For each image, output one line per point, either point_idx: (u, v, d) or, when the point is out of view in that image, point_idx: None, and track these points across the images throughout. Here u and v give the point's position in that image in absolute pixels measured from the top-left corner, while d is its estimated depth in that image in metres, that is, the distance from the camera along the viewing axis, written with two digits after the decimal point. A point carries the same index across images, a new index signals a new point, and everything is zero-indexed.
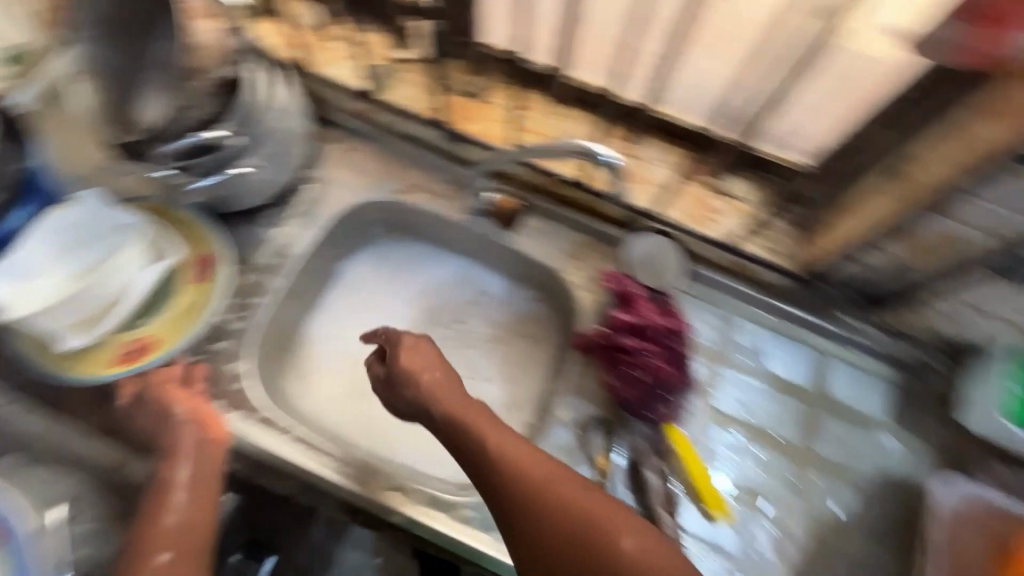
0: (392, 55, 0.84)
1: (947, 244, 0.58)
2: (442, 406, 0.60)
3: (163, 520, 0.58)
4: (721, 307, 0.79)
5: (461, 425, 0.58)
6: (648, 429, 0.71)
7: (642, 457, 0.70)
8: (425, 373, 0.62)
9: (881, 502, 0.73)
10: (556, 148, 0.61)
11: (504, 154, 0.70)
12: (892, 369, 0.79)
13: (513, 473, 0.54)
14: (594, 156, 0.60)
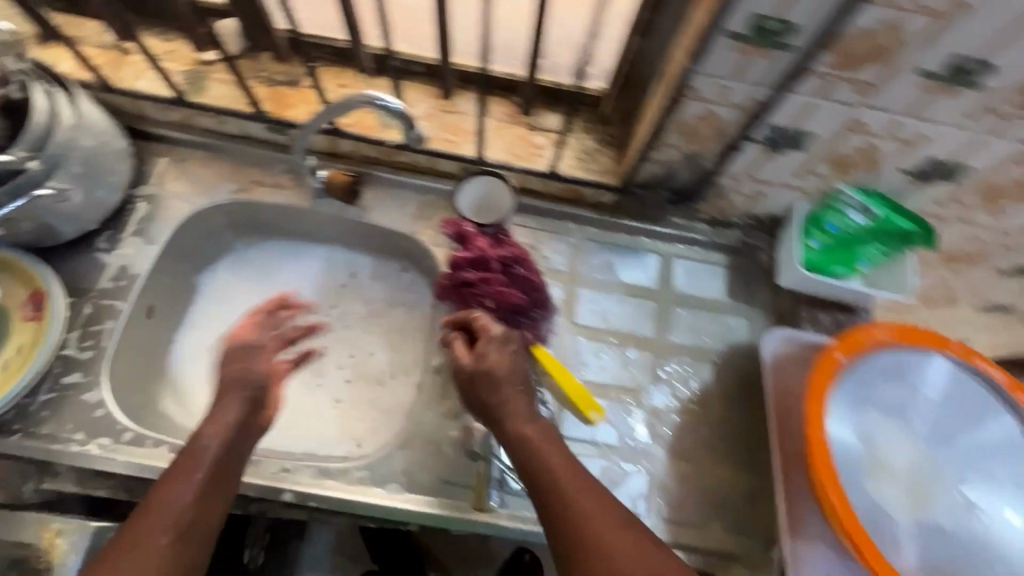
0: (198, 57, 0.83)
1: (708, 124, 0.67)
2: (515, 423, 0.61)
3: (182, 498, 0.55)
4: (566, 233, 0.87)
5: (526, 440, 0.60)
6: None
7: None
8: (507, 385, 0.63)
9: (733, 368, 0.82)
10: (342, 104, 0.63)
11: (309, 125, 0.71)
12: (725, 256, 0.88)
13: (569, 496, 0.56)
14: (381, 105, 0.62)
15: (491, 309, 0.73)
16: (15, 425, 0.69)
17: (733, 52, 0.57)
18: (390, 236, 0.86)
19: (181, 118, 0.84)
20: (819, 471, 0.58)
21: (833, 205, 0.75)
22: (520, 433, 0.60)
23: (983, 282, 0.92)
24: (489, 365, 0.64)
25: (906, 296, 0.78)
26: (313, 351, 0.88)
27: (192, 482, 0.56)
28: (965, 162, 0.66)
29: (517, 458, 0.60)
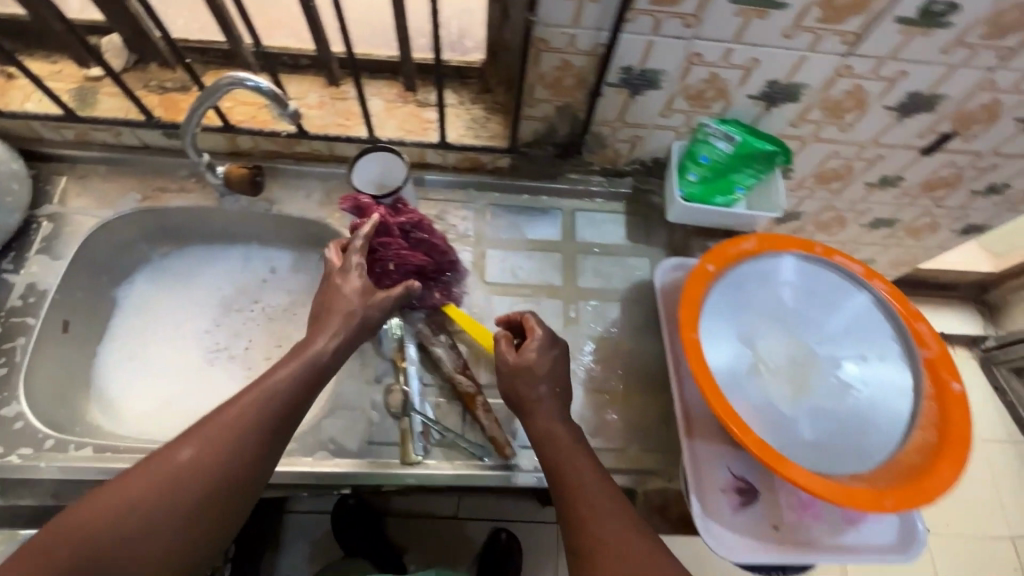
0: (86, 74, 0.85)
1: (568, 73, 0.73)
2: (544, 420, 0.67)
3: (224, 451, 0.54)
4: (471, 200, 0.92)
5: (552, 437, 0.66)
6: (424, 312, 0.81)
7: (426, 336, 0.79)
8: (540, 385, 0.69)
9: (639, 303, 0.87)
10: (210, 89, 0.65)
11: (184, 125, 0.72)
12: (622, 203, 0.94)
13: (587, 489, 0.61)
14: (252, 85, 0.64)
15: (406, 274, 0.78)
16: None
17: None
18: (301, 224, 0.89)
19: (77, 136, 0.86)
20: (693, 368, 0.64)
21: (699, 137, 0.80)
22: (551, 431, 0.66)
23: (859, 197, 1.00)
24: (530, 362, 0.69)
25: (778, 214, 0.85)
26: (240, 346, 0.90)
27: (237, 435, 0.55)
28: (798, 80, 0.73)
29: (546, 452, 0.65)
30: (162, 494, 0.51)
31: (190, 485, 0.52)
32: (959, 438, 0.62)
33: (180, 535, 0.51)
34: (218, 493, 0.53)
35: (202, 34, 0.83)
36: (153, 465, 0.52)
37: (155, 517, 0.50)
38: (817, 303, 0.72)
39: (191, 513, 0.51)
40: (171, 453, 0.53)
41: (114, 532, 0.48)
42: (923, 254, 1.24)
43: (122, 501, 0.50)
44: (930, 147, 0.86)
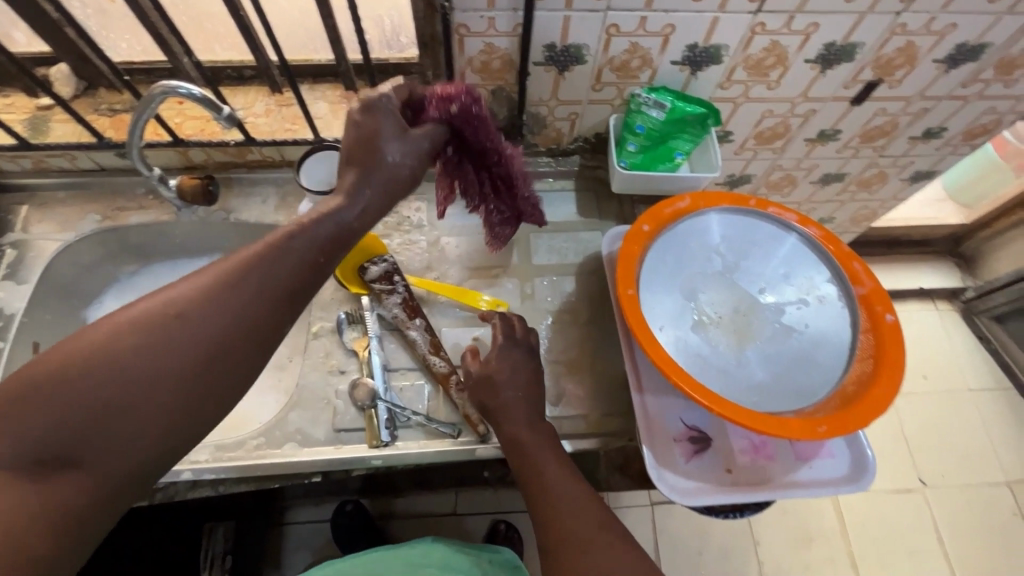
0: (38, 105, 0.88)
1: (495, 56, 0.76)
2: (510, 425, 0.69)
3: (226, 301, 0.47)
4: (424, 191, 0.95)
5: (519, 442, 0.68)
6: (402, 296, 0.82)
7: (401, 320, 0.81)
8: (504, 391, 0.71)
9: (593, 273, 0.90)
10: (147, 98, 0.69)
11: (130, 146, 0.75)
12: (572, 181, 0.97)
13: (558, 489, 0.64)
14: (184, 91, 0.68)
15: (464, 132, 0.65)
16: None
17: None
18: (259, 229, 0.92)
19: (34, 164, 0.89)
20: (633, 324, 0.66)
21: (633, 107, 0.82)
22: (517, 436, 0.68)
23: (803, 155, 1.03)
24: (490, 372, 0.71)
25: (718, 173, 0.87)
26: None
27: (238, 288, 0.47)
28: (716, 42, 0.76)
29: (517, 456, 0.67)
30: (162, 343, 0.44)
31: (190, 336, 0.45)
32: (893, 364, 0.64)
33: (185, 392, 0.44)
34: (219, 349, 0.46)
35: (147, 56, 0.86)
36: (145, 312, 0.45)
37: (114, 390, 0.42)
38: (753, 254, 0.74)
39: (193, 367, 0.45)
40: (167, 302, 0.45)
41: (99, 386, 0.42)
42: (881, 207, 1.26)
43: (108, 351, 0.42)
44: (859, 96, 0.88)
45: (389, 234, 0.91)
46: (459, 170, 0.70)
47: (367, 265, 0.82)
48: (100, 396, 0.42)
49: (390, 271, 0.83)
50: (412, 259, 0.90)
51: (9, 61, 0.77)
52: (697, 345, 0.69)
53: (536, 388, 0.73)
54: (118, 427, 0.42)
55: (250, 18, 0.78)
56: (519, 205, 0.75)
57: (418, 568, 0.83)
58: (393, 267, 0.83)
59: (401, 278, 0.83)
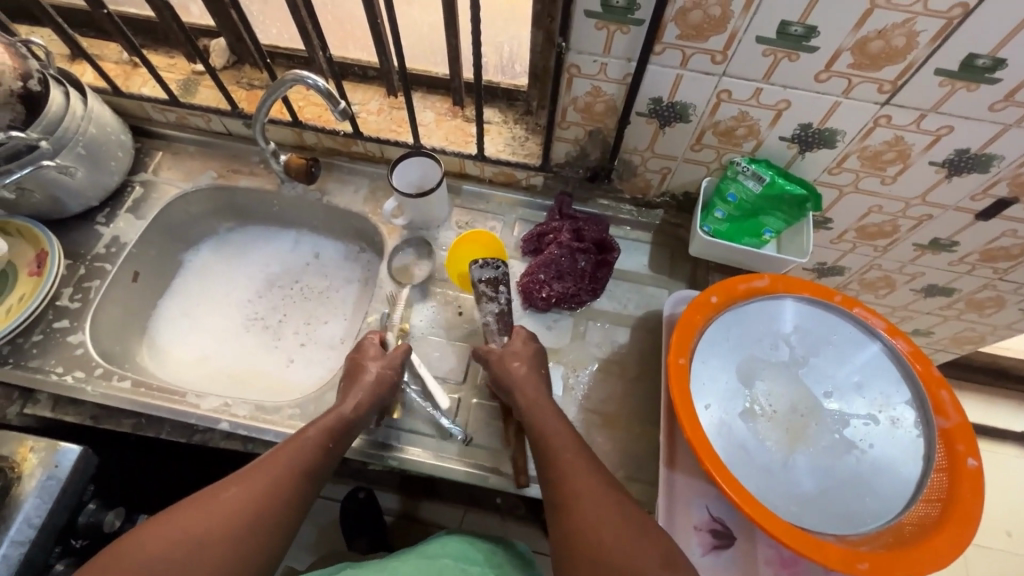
0: (192, 69, 0.99)
1: (600, 100, 0.77)
2: (521, 397, 0.72)
3: (319, 438, 0.69)
4: (503, 213, 0.97)
5: (528, 409, 0.71)
6: (499, 305, 0.82)
7: (489, 329, 0.81)
8: (516, 368, 0.75)
9: (649, 330, 0.87)
10: (281, 81, 0.76)
11: (256, 119, 0.83)
12: (650, 233, 0.95)
13: (565, 458, 0.65)
14: (312, 83, 0.75)
15: (579, 228, 0.89)
16: (8, 358, 0.81)
17: (597, 29, 0.67)
18: (346, 216, 0.98)
19: (177, 118, 1.00)
20: (675, 395, 0.63)
21: (730, 174, 0.80)
22: (526, 406, 0.71)
23: (907, 259, 0.95)
24: (513, 350, 0.77)
25: (806, 261, 0.83)
26: (275, 319, 0.99)
27: (317, 447, 0.68)
28: (831, 126, 0.72)
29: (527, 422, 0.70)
30: (260, 500, 0.62)
31: (295, 469, 0.65)
32: (963, 515, 0.58)
33: (294, 497, 0.64)
34: (314, 463, 0.67)
35: (291, 44, 0.96)
36: (240, 483, 0.62)
37: (257, 496, 0.62)
38: (828, 353, 0.69)
39: (278, 521, 0.62)
40: (256, 472, 0.64)
41: (216, 535, 0.58)
42: (989, 334, 1.13)
43: (224, 511, 0.60)
44: (986, 211, 0.80)
45: None
46: (557, 242, 0.88)
47: (478, 265, 0.84)
48: (213, 545, 0.58)
49: (497, 280, 0.83)
50: None
51: (181, 30, 0.89)
52: (741, 435, 0.64)
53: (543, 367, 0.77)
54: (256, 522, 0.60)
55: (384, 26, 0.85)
56: (563, 297, 0.86)
57: (433, 557, 0.80)
58: (503, 275, 0.83)
59: (506, 290, 0.83)
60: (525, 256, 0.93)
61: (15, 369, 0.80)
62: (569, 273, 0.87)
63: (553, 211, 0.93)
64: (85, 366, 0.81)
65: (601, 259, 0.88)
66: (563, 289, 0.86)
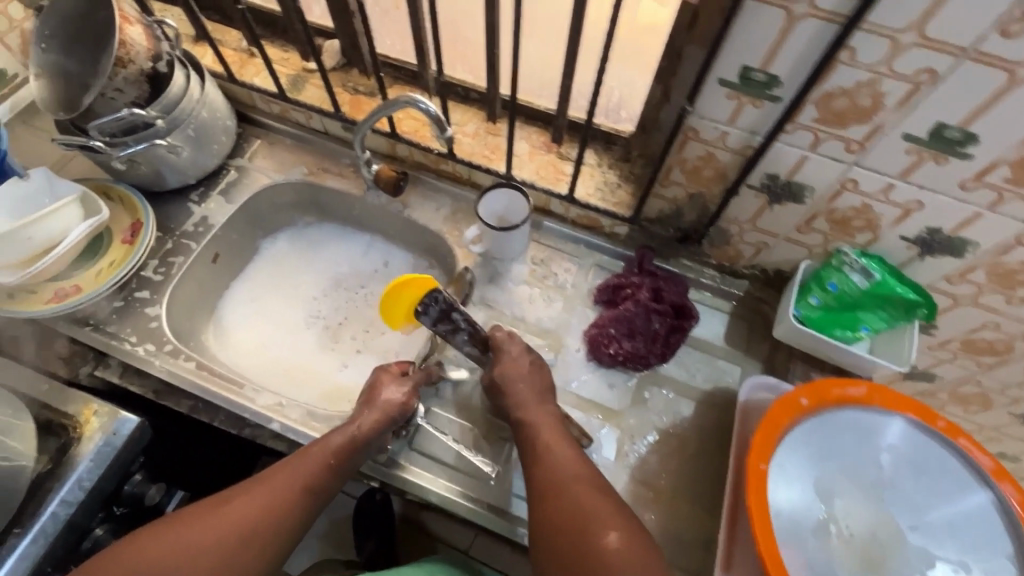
0: (303, 66, 1.01)
1: (711, 167, 0.73)
2: (522, 408, 0.75)
3: (330, 457, 0.72)
4: (580, 256, 0.94)
5: (524, 419, 0.74)
6: (467, 329, 0.78)
7: (477, 357, 0.81)
8: (513, 381, 0.77)
9: (715, 408, 0.83)
10: (396, 101, 0.77)
11: (360, 127, 0.84)
12: (730, 303, 0.90)
13: (552, 459, 0.69)
14: (422, 108, 0.76)
15: (660, 288, 0.86)
16: (89, 319, 0.84)
17: (727, 98, 0.63)
18: (424, 232, 0.98)
19: (281, 110, 1.03)
20: (751, 498, 0.59)
21: (834, 263, 0.75)
22: (526, 416, 0.74)
23: (1014, 382, 0.86)
24: (503, 358, 0.79)
25: (906, 369, 0.76)
26: (336, 320, 0.99)
27: (327, 466, 0.71)
28: (966, 235, 0.66)
29: (518, 436, 0.74)
30: (263, 516, 0.66)
31: (302, 487, 0.69)
32: None
33: (297, 512, 0.68)
34: (322, 481, 0.71)
35: (401, 56, 0.97)
36: (243, 500, 0.66)
37: (264, 509, 0.66)
38: (923, 486, 0.63)
39: (279, 535, 0.67)
40: (261, 490, 0.68)
41: (219, 549, 0.62)
42: None
43: (231, 522, 0.64)
44: None
45: (531, 283, 0.92)
46: (632, 299, 0.85)
47: (421, 311, 0.73)
48: (217, 559, 0.62)
49: (449, 311, 0.74)
50: (542, 316, 0.89)
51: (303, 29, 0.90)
52: (812, 551, 0.59)
53: (541, 377, 0.79)
54: (261, 531, 0.65)
55: (500, 54, 0.84)
56: (634, 356, 0.83)
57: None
58: (450, 305, 0.74)
59: (461, 315, 0.76)
60: (596, 305, 0.89)
61: (93, 332, 0.83)
62: (642, 333, 0.83)
63: (633, 265, 0.91)
64: (157, 340, 0.84)
65: (676, 324, 0.84)
66: (633, 348, 0.83)
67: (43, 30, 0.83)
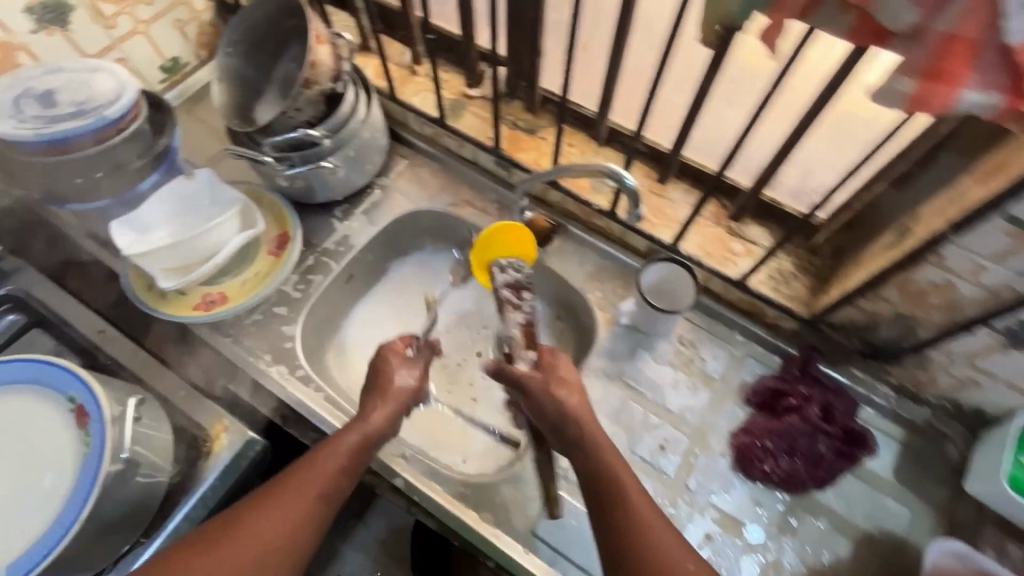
0: (465, 91, 0.97)
1: (942, 295, 0.62)
2: (587, 442, 0.63)
3: (343, 458, 0.64)
4: (732, 344, 0.85)
5: (594, 459, 0.62)
6: (525, 315, 0.75)
7: (515, 346, 0.73)
8: (576, 408, 0.66)
9: (876, 555, 0.72)
10: (590, 167, 0.71)
11: (539, 175, 0.77)
12: (903, 430, 0.79)
13: (636, 515, 0.57)
14: (619, 180, 0.70)
15: (829, 407, 0.76)
16: (228, 330, 0.84)
17: (1005, 234, 0.53)
18: (562, 286, 0.92)
19: (432, 134, 0.99)
20: None
21: None
22: (595, 454, 0.62)
23: None
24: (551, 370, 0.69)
25: None
26: (454, 359, 0.94)
27: (344, 468, 0.64)
28: None
29: (588, 481, 0.62)
30: (285, 536, 0.57)
31: (320, 494, 0.61)
32: None
33: (320, 521, 0.60)
34: (341, 485, 0.63)
35: None
36: (254, 519, 0.57)
37: (279, 525, 0.58)
38: None
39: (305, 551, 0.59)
40: (274, 509, 0.58)
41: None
42: None
43: (245, 546, 0.56)
44: None
45: (676, 366, 0.84)
46: (793, 415, 0.76)
47: (499, 265, 0.78)
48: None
49: (520, 284, 0.77)
50: (684, 406, 0.81)
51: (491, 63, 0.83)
52: None
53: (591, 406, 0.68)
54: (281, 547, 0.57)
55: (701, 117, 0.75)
56: (793, 480, 0.73)
57: None
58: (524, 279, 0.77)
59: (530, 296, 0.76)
60: (748, 405, 0.80)
61: (233, 344, 0.83)
62: (804, 456, 0.74)
63: (794, 368, 0.80)
64: (291, 362, 0.82)
65: (844, 450, 0.74)
66: (791, 469, 0.73)
67: (232, 34, 0.83)
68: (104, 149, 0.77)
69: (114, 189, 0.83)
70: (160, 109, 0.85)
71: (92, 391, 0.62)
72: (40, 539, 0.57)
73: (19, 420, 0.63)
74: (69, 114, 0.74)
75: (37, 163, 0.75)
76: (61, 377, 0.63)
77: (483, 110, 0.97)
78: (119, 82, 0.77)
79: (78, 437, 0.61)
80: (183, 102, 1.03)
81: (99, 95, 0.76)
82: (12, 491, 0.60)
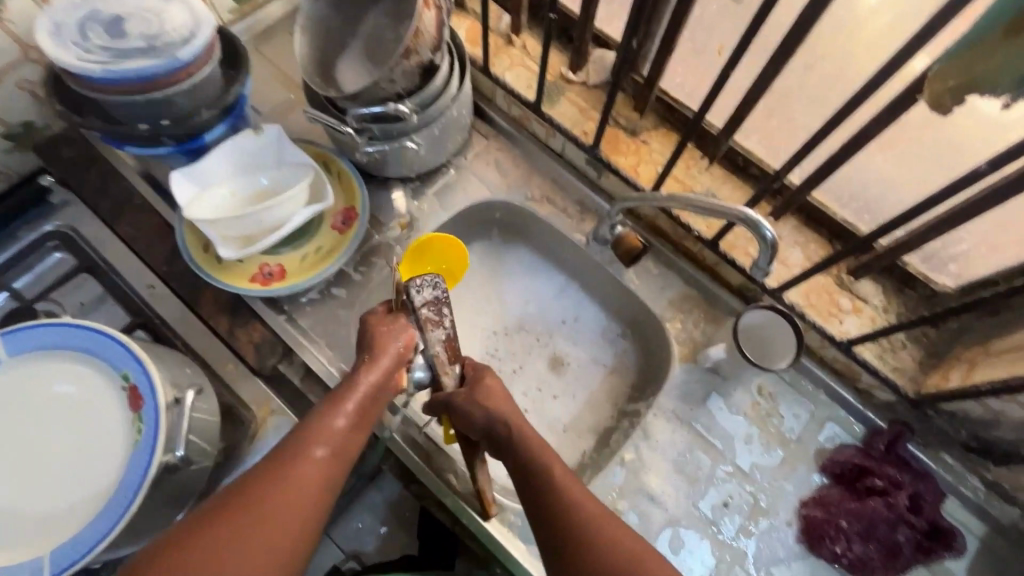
0: (564, 74, 0.86)
1: None
2: (519, 438, 0.60)
3: (347, 415, 0.58)
4: (815, 403, 0.78)
5: (523, 456, 0.59)
6: (448, 332, 0.64)
7: (438, 363, 0.64)
8: (504, 411, 0.61)
9: None
10: (719, 208, 0.62)
11: (649, 197, 0.69)
12: (989, 530, 0.72)
13: (572, 513, 0.54)
14: (753, 228, 0.61)
15: (914, 497, 0.70)
16: (283, 307, 0.79)
17: None
18: (638, 308, 0.84)
19: (520, 116, 0.89)
20: None
21: None
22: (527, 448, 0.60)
23: None
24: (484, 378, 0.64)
25: None
26: (509, 366, 0.87)
27: (349, 431, 0.58)
28: None
29: (522, 482, 0.59)
30: (302, 506, 0.52)
31: (324, 459, 0.55)
32: None
33: (329, 486, 0.55)
34: (347, 449, 0.57)
35: (687, 103, 0.80)
36: (252, 493, 0.51)
37: (281, 495, 0.52)
38: None
39: (321, 520, 0.54)
40: (278, 479, 0.53)
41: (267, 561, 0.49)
42: None
43: (246, 518, 0.50)
44: None
45: (751, 419, 0.77)
46: (873, 498, 0.70)
47: (414, 284, 0.63)
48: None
49: (442, 300, 0.64)
50: (754, 464, 0.75)
51: (620, 58, 0.72)
52: None
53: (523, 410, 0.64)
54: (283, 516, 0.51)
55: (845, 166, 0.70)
56: (863, 567, 0.69)
57: None
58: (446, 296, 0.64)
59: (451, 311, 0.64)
60: (823, 474, 0.75)
61: (287, 323, 0.78)
62: (880, 545, 0.69)
63: (883, 443, 0.74)
64: (346, 352, 0.78)
65: (925, 545, 0.69)
66: (865, 555, 0.69)
67: None
68: (173, 94, 0.69)
69: (177, 138, 0.75)
70: (235, 53, 0.76)
71: (147, 374, 0.57)
72: (87, 527, 0.54)
73: (71, 389, 0.60)
74: (138, 48, 0.66)
75: (98, 99, 0.68)
76: (113, 352, 0.59)
77: (581, 98, 0.86)
78: (193, 17, 0.68)
79: (131, 420, 0.58)
80: (253, 36, 0.93)
81: (171, 32, 0.67)
82: (66, 464, 0.58)
